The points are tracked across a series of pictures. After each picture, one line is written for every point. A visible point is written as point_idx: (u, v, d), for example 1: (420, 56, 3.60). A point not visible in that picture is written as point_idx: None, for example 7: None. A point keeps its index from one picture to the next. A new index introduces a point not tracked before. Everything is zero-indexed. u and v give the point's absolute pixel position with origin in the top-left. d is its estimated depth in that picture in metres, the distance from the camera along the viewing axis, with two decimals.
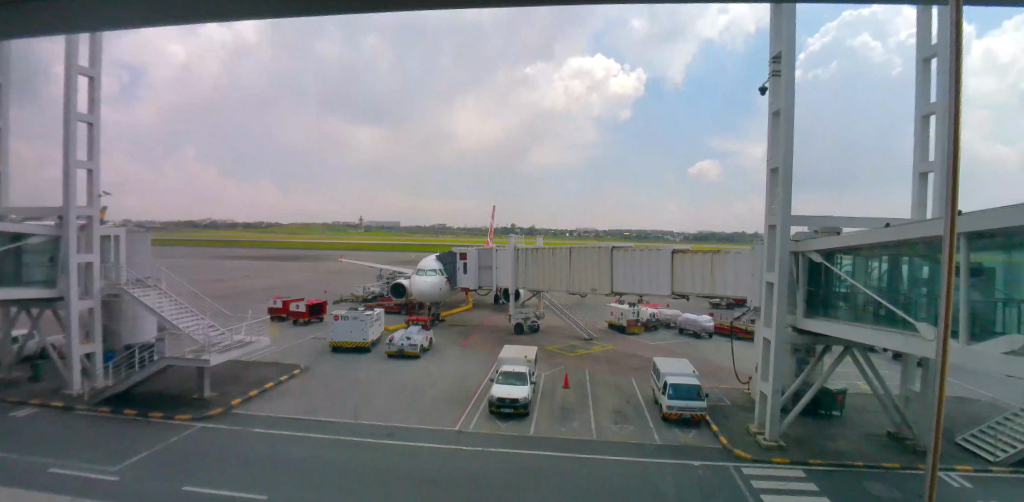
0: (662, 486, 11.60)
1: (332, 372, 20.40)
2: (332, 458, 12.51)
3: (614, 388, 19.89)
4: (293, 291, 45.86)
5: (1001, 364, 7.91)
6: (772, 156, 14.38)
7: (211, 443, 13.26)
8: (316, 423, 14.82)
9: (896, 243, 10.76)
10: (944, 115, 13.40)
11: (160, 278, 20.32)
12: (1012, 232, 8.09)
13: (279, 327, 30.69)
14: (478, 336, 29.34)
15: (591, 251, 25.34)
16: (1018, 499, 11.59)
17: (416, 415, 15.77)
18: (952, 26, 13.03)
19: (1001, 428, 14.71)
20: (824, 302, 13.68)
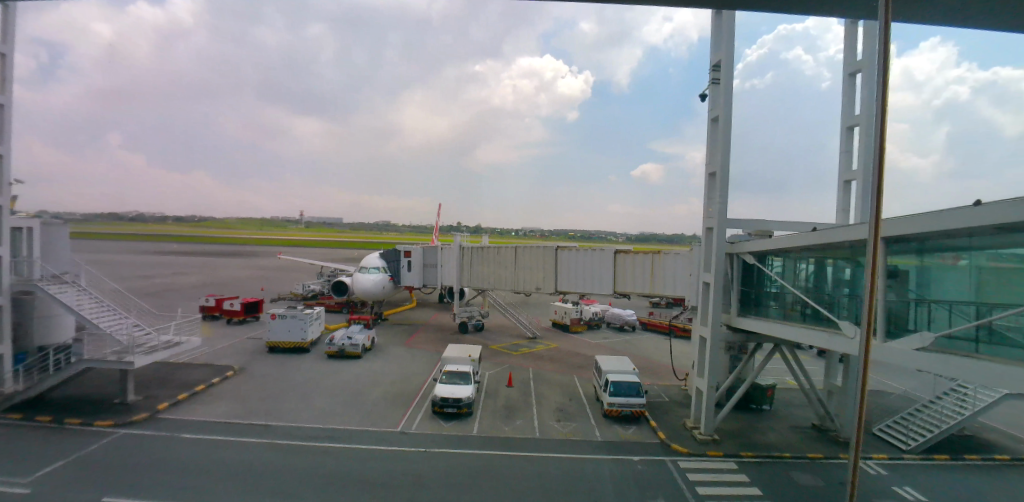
0: (598, 483, 11.84)
1: (271, 374, 19.75)
2: (271, 463, 12.13)
3: (558, 386, 20.21)
4: (228, 289, 43.75)
5: (914, 359, 8.35)
6: (711, 160, 14.80)
7: (139, 450, 12.57)
8: (254, 427, 14.35)
9: (822, 247, 11.40)
10: (866, 127, 14.13)
11: (79, 275, 18.90)
12: (925, 237, 8.70)
13: (212, 326, 29.30)
14: (421, 335, 29.16)
15: (538, 250, 25.46)
16: (925, 485, 12.54)
17: (358, 416, 15.53)
18: (876, 42, 13.69)
19: (913, 419, 15.93)
20: (756, 301, 14.32)
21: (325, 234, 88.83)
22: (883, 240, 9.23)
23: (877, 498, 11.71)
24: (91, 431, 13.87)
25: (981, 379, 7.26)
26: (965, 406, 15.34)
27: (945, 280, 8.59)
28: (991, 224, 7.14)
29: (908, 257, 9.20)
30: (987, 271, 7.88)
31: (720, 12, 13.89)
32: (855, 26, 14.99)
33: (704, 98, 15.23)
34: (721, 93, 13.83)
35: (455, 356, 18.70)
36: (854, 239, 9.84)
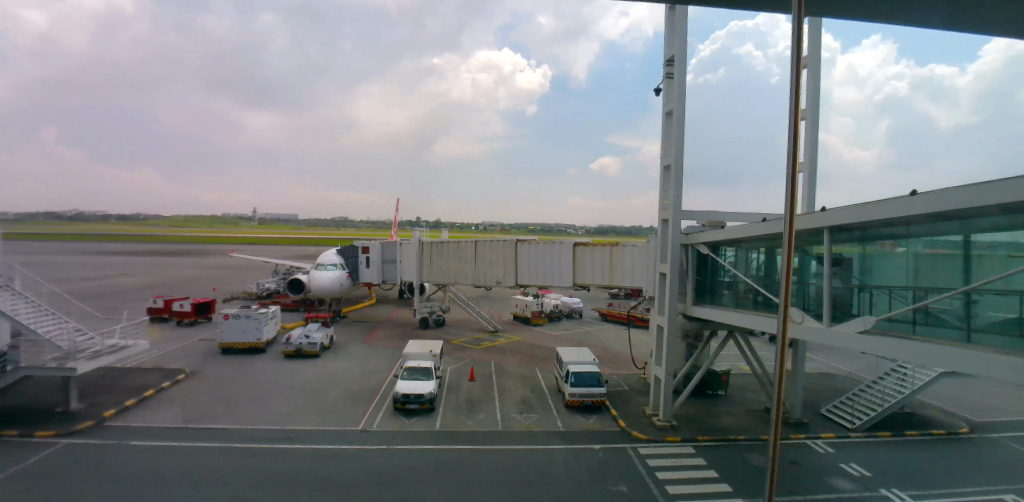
0: (556, 472, 12.01)
1: (227, 376, 19.17)
2: (228, 467, 11.79)
3: (520, 378, 20.35)
4: (176, 290, 41.85)
5: (857, 342, 8.82)
6: (665, 153, 15.11)
7: (86, 460, 11.98)
8: (208, 431, 13.88)
9: (771, 237, 11.82)
10: (812, 121, 14.66)
11: (13, 277, 17.44)
12: (866, 226, 9.08)
13: (161, 329, 28.10)
14: (381, 332, 28.78)
15: (499, 244, 25.45)
16: (868, 460, 13.25)
17: (316, 416, 15.25)
18: (821, 39, 14.22)
19: (859, 399, 16.74)
20: (711, 290, 14.76)
21: (284, 231, 86.35)
22: (829, 230, 9.64)
23: (823, 475, 12.27)
24: (30, 442, 13.11)
25: (917, 358, 7.62)
26: (905, 385, 16.23)
27: (884, 267, 9.00)
28: (925, 213, 7.52)
29: (851, 245, 9.68)
30: (922, 257, 8.27)
31: (673, 8, 14.15)
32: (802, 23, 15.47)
33: (658, 92, 15.49)
34: (675, 88, 14.13)
35: (416, 352, 18.55)
36: (801, 230, 10.23)
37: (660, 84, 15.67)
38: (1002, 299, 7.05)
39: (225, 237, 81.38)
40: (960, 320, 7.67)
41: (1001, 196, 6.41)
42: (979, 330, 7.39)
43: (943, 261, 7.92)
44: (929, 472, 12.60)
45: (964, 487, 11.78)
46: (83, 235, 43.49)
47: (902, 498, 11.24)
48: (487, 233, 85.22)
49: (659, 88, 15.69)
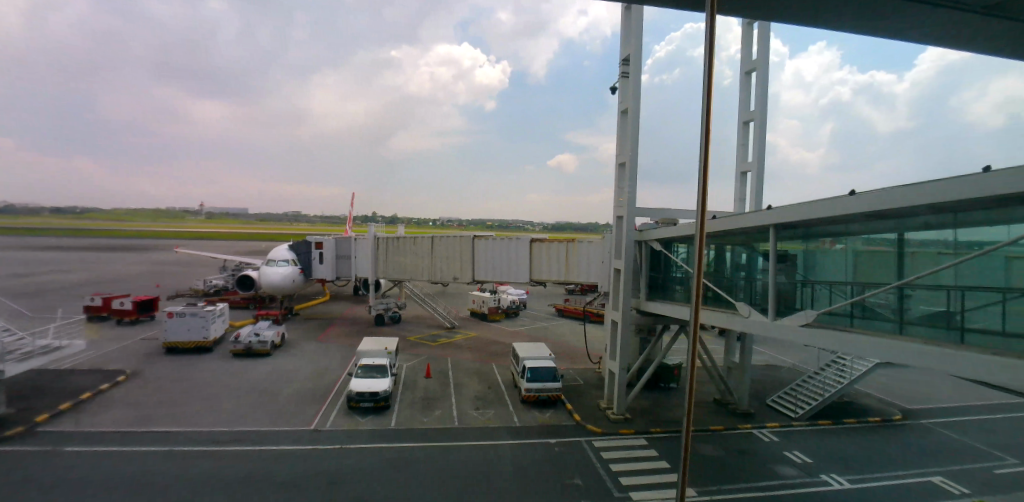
0: (508, 467, 12.07)
1: (172, 377, 18.40)
2: (173, 471, 11.33)
3: (476, 374, 20.36)
4: (115, 287, 39.58)
5: (800, 335, 9.21)
6: (620, 151, 15.35)
7: (14, 468, 11.24)
8: (150, 435, 13.29)
9: (722, 234, 12.24)
10: (760, 122, 15.12)
11: None
12: (809, 225, 9.55)
13: (99, 328, 26.62)
14: (335, 329, 28.16)
15: (456, 240, 25.36)
16: (811, 447, 13.88)
17: (264, 416, 14.83)
18: (770, 43, 14.73)
19: (802, 390, 17.49)
20: (663, 286, 15.14)
21: (237, 225, 83.17)
22: (775, 228, 10.09)
23: (768, 462, 12.75)
24: None
25: (854, 349, 7.99)
26: (845, 376, 17.04)
27: (826, 263, 9.42)
28: (861, 212, 7.92)
29: (795, 243, 10.10)
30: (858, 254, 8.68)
31: (630, 8, 14.35)
32: (753, 27, 15.93)
33: (614, 91, 15.72)
34: (631, 87, 14.36)
35: (371, 349, 18.28)
36: (750, 227, 10.62)
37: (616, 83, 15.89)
38: (933, 293, 7.46)
39: (171, 231, 77.61)
40: (894, 313, 8.06)
41: (927, 197, 6.87)
42: (911, 323, 7.80)
43: (880, 258, 8.32)
44: (865, 457, 13.29)
45: (896, 471, 12.48)
46: (7, 228, 40.30)
47: (840, 482, 11.80)
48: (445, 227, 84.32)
49: (615, 88, 15.89)
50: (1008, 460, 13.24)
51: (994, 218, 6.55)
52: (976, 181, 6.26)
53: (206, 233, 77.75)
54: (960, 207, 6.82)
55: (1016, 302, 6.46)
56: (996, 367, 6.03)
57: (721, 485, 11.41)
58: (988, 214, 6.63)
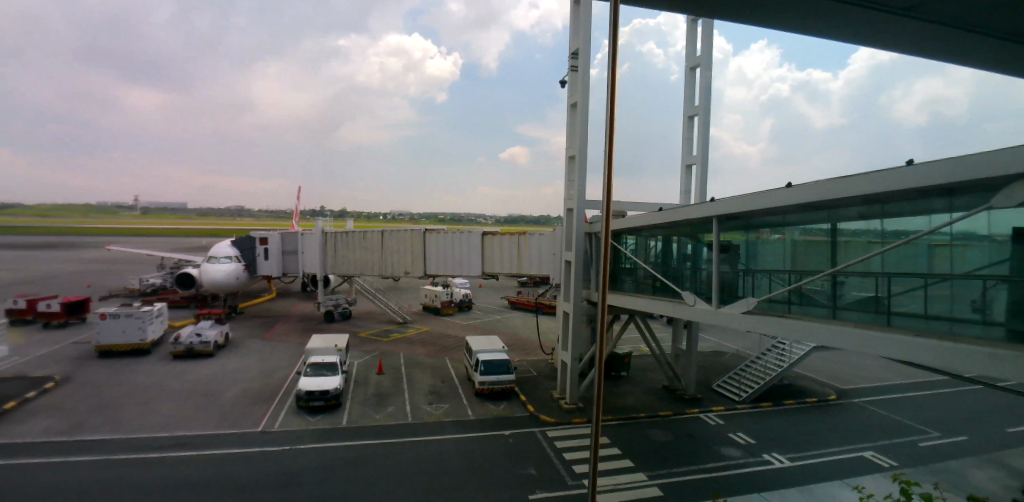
0: (459, 460, 12.09)
1: (107, 381, 17.44)
2: (108, 480, 10.78)
3: (429, 369, 20.25)
4: (36, 288, 36.91)
5: (743, 321, 9.61)
6: (570, 144, 15.57)
7: None
8: (82, 443, 12.58)
9: (668, 225, 12.60)
10: (704, 116, 15.61)
11: None
12: (749, 216, 9.96)
13: (23, 332, 24.85)
14: (283, 328, 27.29)
15: (406, 234, 25.17)
16: (758, 428, 14.57)
17: (206, 419, 14.27)
18: (713, 40, 15.21)
19: (745, 374, 18.28)
20: (614, 277, 15.57)
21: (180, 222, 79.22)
22: (717, 219, 10.48)
23: (714, 445, 13.25)
24: None
25: (793, 334, 8.37)
26: (786, 359, 17.89)
27: (765, 252, 9.83)
28: (799, 203, 8.31)
29: (737, 233, 10.50)
30: (796, 244, 9.09)
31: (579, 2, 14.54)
32: (697, 24, 16.40)
33: (563, 84, 15.90)
34: (580, 80, 14.55)
35: (320, 346, 17.91)
36: (696, 218, 11.00)
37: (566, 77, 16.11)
38: (863, 280, 7.91)
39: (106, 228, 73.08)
40: (828, 299, 8.52)
41: (858, 188, 7.29)
42: (843, 308, 8.26)
43: (815, 247, 8.72)
44: (806, 435, 14.05)
45: (835, 447, 13.26)
46: None
47: (781, 460, 12.39)
48: (400, 222, 82.59)
49: (565, 81, 16.10)
50: (930, 433, 14.26)
51: (918, 208, 7.04)
52: (902, 174, 6.69)
53: (145, 230, 73.61)
54: (887, 198, 7.27)
55: (937, 287, 6.93)
56: (922, 348, 6.47)
57: (671, 469, 11.80)
58: (912, 205, 7.09)
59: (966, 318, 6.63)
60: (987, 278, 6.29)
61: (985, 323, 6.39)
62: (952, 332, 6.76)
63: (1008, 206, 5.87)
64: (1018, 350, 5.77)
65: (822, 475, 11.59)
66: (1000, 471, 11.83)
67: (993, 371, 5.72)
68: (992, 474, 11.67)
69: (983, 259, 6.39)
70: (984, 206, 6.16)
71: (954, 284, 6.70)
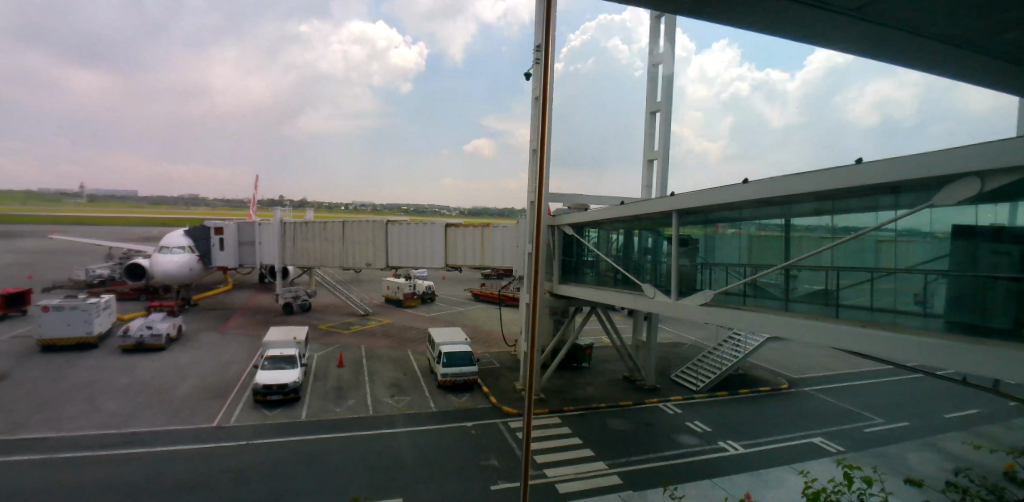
0: (417, 452, 12.07)
1: (49, 377, 16.62)
2: (49, 480, 10.30)
3: (391, 361, 20.14)
4: None
5: (698, 312, 9.91)
6: (534, 136, 15.77)
7: None
8: (19, 442, 11.95)
9: (630, 219, 12.85)
10: (665, 112, 15.89)
11: None
12: (707, 210, 10.23)
13: None
14: (242, 321, 26.55)
15: (368, 225, 24.87)
16: (716, 416, 15.04)
17: (155, 416, 13.81)
18: (675, 37, 15.48)
19: (702, 364, 18.81)
20: (575, 268, 15.81)
21: None
22: (677, 213, 10.75)
23: (672, 433, 13.60)
24: None
25: (748, 325, 8.68)
26: (741, 350, 18.48)
27: (722, 246, 10.14)
28: (756, 198, 8.60)
29: (696, 227, 10.77)
30: (751, 238, 9.40)
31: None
32: (660, 21, 16.65)
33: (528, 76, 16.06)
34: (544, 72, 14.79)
35: (278, 339, 17.61)
36: (655, 211, 11.29)
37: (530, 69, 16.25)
38: (814, 273, 8.24)
39: None
40: (782, 292, 8.86)
41: (812, 185, 7.58)
42: (795, 300, 8.61)
43: (768, 242, 9.04)
44: (762, 423, 14.59)
45: (789, 433, 13.80)
46: None
47: (735, 447, 12.82)
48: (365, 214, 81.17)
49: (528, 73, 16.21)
50: (875, 420, 14.98)
51: (866, 204, 7.34)
52: (852, 172, 6.97)
53: None
54: (838, 195, 7.56)
55: (883, 280, 7.27)
56: (868, 338, 6.77)
57: (632, 457, 12.07)
58: (861, 201, 7.39)
59: (908, 309, 7.00)
60: (928, 272, 6.64)
61: (926, 314, 6.76)
62: (894, 323, 7.13)
63: (948, 203, 6.22)
64: (955, 339, 6.13)
65: (774, 460, 12.04)
66: (935, 454, 12.51)
67: (933, 360, 6.11)
68: (929, 457, 12.33)
69: (926, 253, 6.71)
70: (926, 204, 6.52)
71: (898, 277, 7.05)
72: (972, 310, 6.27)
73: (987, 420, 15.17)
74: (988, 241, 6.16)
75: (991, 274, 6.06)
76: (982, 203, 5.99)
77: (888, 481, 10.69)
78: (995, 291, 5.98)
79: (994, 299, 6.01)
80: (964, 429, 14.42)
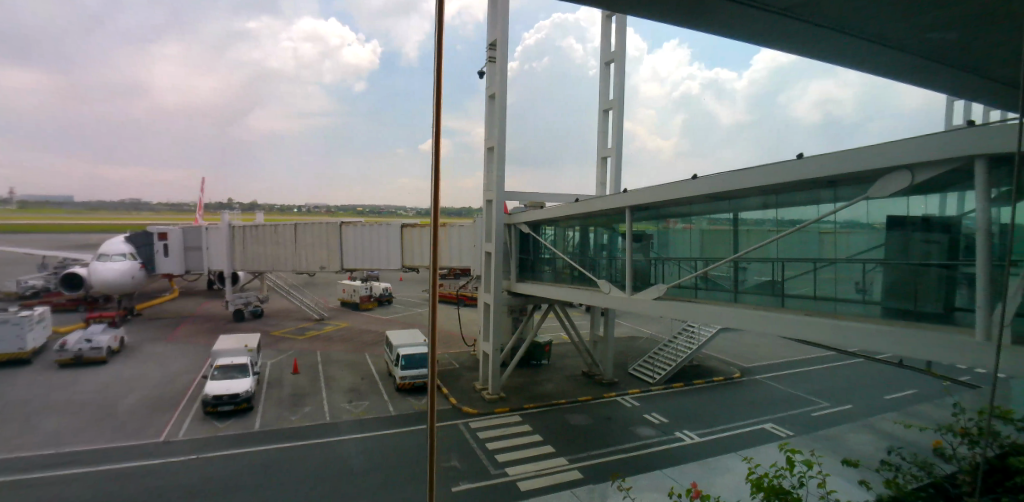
0: (375, 458, 11.99)
1: None
2: None
3: (348, 366, 19.86)
4: None
5: (653, 307, 10.34)
6: (489, 134, 15.84)
7: None
8: None
9: (587, 216, 13.06)
10: (618, 110, 16.17)
11: None
12: (659, 205, 10.53)
13: None
14: (191, 330, 25.57)
15: (323, 227, 24.48)
16: (672, 407, 15.44)
17: (98, 432, 13.06)
18: (626, 37, 15.79)
19: (658, 357, 19.28)
20: (533, 266, 15.96)
21: None
22: (631, 209, 11.06)
23: (633, 426, 13.92)
24: None
25: (700, 317, 9.02)
26: (694, 341, 19.07)
27: (675, 242, 10.33)
28: (706, 192, 8.95)
29: (649, 223, 10.99)
30: (702, 233, 9.65)
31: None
32: (611, 22, 16.94)
33: (483, 75, 16.13)
34: (498, 71, 14.96)
35: (228, 348, 17.13)
36: (612, 207, 11.58)
37: (484, 67, 16.30)
38: (761, 265, 8.57)
39: None
40: (731, 284, 9.20)
41: (759, 179, 8.00)
42: (743, 291, 8.97)
43: (718, 236, 9.32)
44: (717, 411, 15.08)
45: (743, 420, 14.32)
46: None
47: (691, 436, 13.21)
48: None
49: (482, 71, 16.24)
50: (822, 404, 15.71)
51: (808, 198, 7.69)
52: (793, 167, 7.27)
53: None
54: (782, 189, 7.92)
55: (824, 271, 7.64)
56: (813, 326, 7.14)
57: (596, 450, 12.31)
58: (804, 195, 7.74)
59: (849, 297, 7.35)
60: (866, 261, 6.99)
61: (864, 301, 7.14)
62: (835, 311, 7.50)
63: (882, 196, 6.63)
64: (889, 325, 6.53)
65: (725, 447, 12.46)
66: (871, 434, 13.14)
67: (870, 345, 6.50)
68: (866, 436, 12.99)
69: (864, 244, 7.03)
70: (862, 197, 6.91)
71: (839, 267, 7.39)
72: (906, 296, 6.66)
73: (921, 400, 16.10)
74: (919, 232, 6.50)
75: (923, 262, 6.43)
76: (914, 195, 6.40)
77: (827, 463, 11.14)
78: (928, 278, 6.38)
79: (926, 285, 6.42)
80: (900, 409, 15.25)
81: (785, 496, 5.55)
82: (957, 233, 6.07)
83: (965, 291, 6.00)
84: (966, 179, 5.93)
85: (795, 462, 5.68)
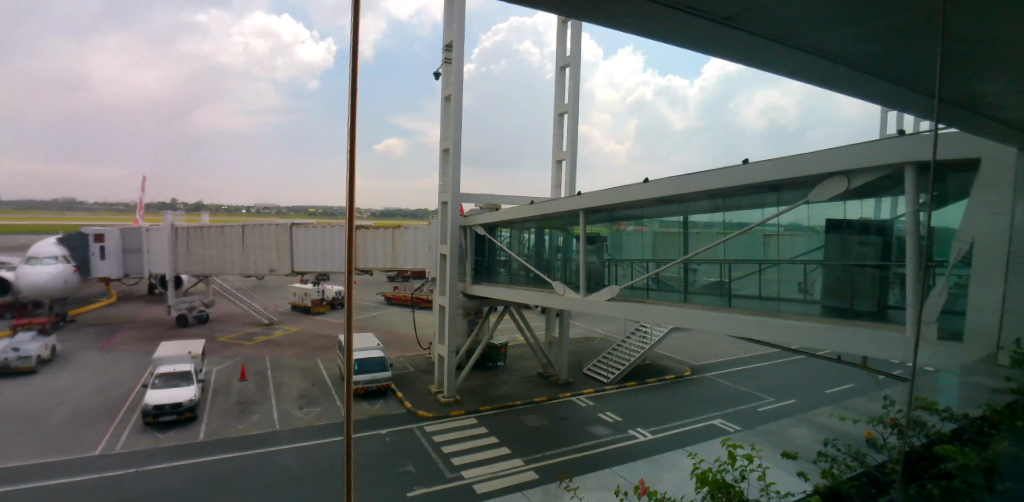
0: (328, 466, 11.75)
1: None
2: None
3: (299, 372, 19.38)
4: None
5: (606, 306, 10.69)
6: (444, 136, 15.79)
7: None
8: None
9: (542, 218, 13.19)
10: (572, 114, 16.44)
11: None
12: (613, 207, 10.85)
13: None
14: (128, 339, 24.32)
15: (273, 228, 23.77)
16: (629, 406, 15.76)
17: (23, 448, 12.11)
18: (580, 42, 16.08)
19: (612, 357, 19.66)
20: (489, 268, 16.04)
21: None
22: (584, 212, 11.34)
23: (589, 426, 14.12)
24: None
25: (651, 318, 9.35)
26: (647, 341, 19.51)
27: (628, 244, 10.58)
28: (658, 195, 9.28)
29: (603, 225, 11.27)
30: (654, 236, 9.91)
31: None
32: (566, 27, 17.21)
33: (439, 77, 16.10)
34: (455, 72, 14.95)
35: (171, 355, 16.43)
36: (567, 209, 11.80)
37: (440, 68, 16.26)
38: (710, 266, 8.86)
39: None
40: (682, 284, 9.47)
41: (712, 183, 8.36)
42: (693, 292, 9.25)
43: (669, 239, 9.59)
44: (671, 409, 15.47)
45: (697, 417, 14.74)
46: None
47: (644, 434, 13.52)
48: None
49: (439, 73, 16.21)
50: (767, 399, 16.40)
51: (754, 202, 8.04)
52: None
53: None
54: (729, 193, 8.25)
55: (769, 271, 7.96)
56: (761, 325, 7.48)
57: (557, 450, 12.44)
58: (749, 199, 8.09)
59: (792, 297, 7.70)
60: (807, 263, 7.31)
61: (804, 300, 7.49)
62: (779, 310, 7.87)
63: (822, 200, 7.03)
64: (828, 324, 6.89)
65: (673, 444, 12.80)
66: (810, 427, 13.75)
67: (811, 342, 6.86)
68: (806, 429, 13.61)
69: (805, 246, 7.33)
70: (802, 202, 7.28)
71: (782, 267, 7.71)
72: (844, 295, 7.02)
73: (857, 393, 17.02)
74: (855, 234, 6.77)
75: (858, 263, 6.73)
76: (850, 200, 6.74)
77: (768, 457, 11.55)
78: (864, 278, 6.71)
79: (861, 284, 6.77)
80: (839, 402, 16.06)
81: (727, 490, 5.74)
82: (889, 236, 6.40)
83: (897, 291, 6.40)
84: (896, 184, 6.31)
85: (737, 457, 5.81)
